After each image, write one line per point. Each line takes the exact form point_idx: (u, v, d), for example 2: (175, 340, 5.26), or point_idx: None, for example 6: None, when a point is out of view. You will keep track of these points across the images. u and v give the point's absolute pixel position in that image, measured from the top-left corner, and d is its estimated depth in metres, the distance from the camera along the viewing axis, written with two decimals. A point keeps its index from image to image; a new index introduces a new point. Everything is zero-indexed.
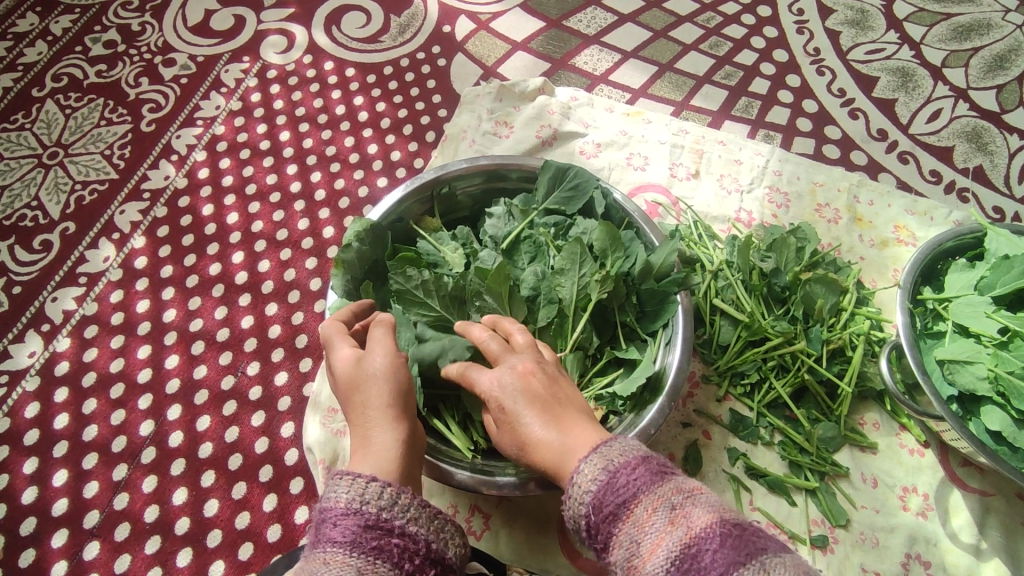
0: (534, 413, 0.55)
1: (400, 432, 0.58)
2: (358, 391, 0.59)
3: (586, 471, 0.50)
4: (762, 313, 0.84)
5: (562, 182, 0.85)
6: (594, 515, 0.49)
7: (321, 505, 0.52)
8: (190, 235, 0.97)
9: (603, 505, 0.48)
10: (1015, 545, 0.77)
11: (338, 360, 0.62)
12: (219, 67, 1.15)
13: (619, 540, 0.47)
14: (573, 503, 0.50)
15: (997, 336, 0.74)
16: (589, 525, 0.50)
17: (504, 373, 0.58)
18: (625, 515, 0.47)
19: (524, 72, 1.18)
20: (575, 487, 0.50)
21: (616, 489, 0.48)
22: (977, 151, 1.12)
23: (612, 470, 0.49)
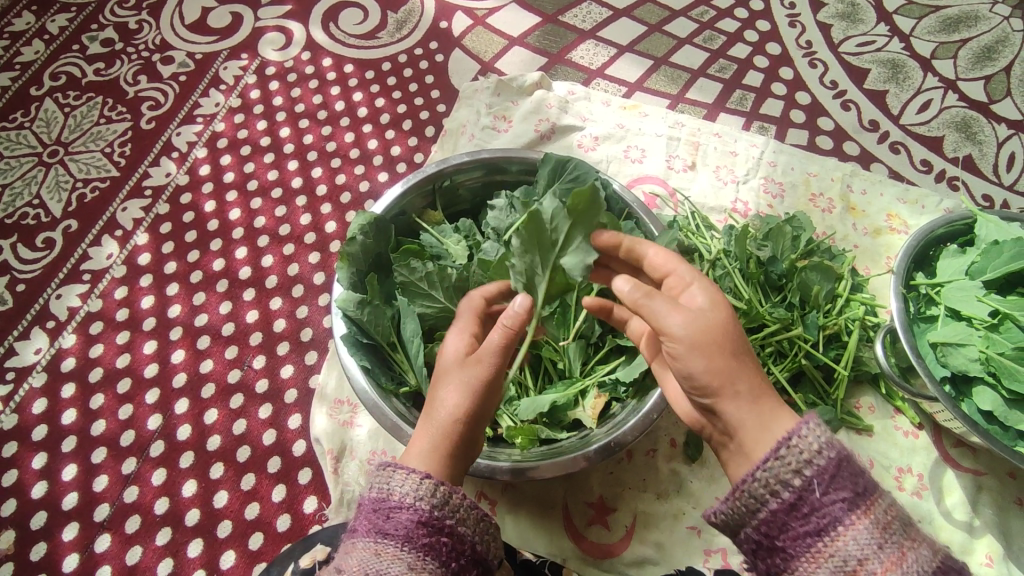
0: (715, 323, 0.58)
1: (460, 435, 0.61)
2: (435, 386, 0.63)
3: (806, 437, 0.55)
4: (760, 300, 0.86)
5: (563, 174, 0.86)
6: (816, 495, 0.54)
7: (374, 495, 0.57)
8: (193, 231, 0.97)
9: (831, 491, 0.54)
10: (1007, 521, 0.79)
11: (444, 347, 0.65)
12: (218, 64, 1.16)
13: (851, 533, 0.53)
14: (775, 467, 0.55)
15: (988, 319, 0.76)
16: (793, 502, 0.54)
17: (699, 290, 0.61)
18: (865, 509, 0.53)
19: (522, 67, 1.19)
20: (793, 450, 0.55)
21: (849, 477, 0.54)
22: (967, 140, 1.14)
23: (844, 456, 0.55)
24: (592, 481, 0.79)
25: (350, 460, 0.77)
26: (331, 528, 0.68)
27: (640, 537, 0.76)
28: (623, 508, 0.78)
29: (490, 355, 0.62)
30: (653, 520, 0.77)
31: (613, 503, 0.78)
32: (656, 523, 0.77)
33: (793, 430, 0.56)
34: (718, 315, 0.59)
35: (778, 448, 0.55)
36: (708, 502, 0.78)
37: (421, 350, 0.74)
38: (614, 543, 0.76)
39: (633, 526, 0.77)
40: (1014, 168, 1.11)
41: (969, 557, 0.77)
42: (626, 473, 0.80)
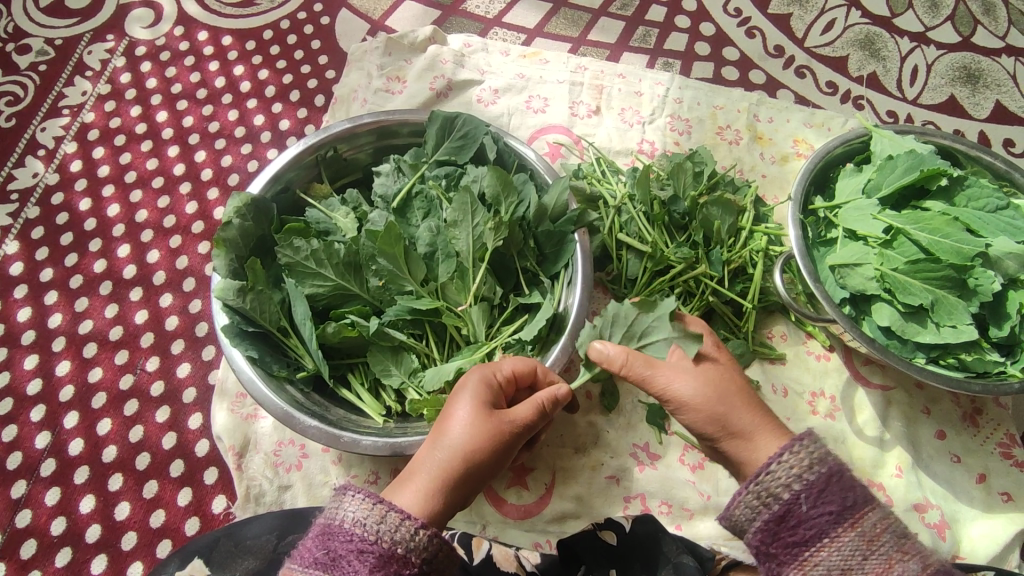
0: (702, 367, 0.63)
1: (448, 490, 0.56)
2: (443, 425, 0.59)
3: (797, 453, 0.55)
4: (665, 241, 0.84)
5: (451, 132, 0.82)
6: (805, 508, 0.54)
7: (355, 531, 0.50)
8: (69, 233, 0.92)
9: (819, 504, 0.53)
10: (915, 431, 0.81)
11: (465, 388, 0.60)
12: (81, 49, 1.06)
13: (840, 542, 0.53)
14: (767, 481, 0.55)
15: (882, 237, 0.76)
16: (782, 514, 0.54)
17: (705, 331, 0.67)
18: (850, 522, 0.53)
19: (414, 22, 1.13)
20: (784, 465, 0.55)
21: (838, 492, 0.54)
22: (871, 58, 1.13)
23: (835, 471, 0.54)
24: None
25: (254, 454, 0.75)
26: (209, 537, 0.61)
27: (560, 493, 0.76)
28: (542, 467, 0.77)
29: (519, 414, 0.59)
30: (572, 474, 0.77)
31: (532, 462, 0.78)
32: (575, 477, 0.77)
33: (784, 446, 0.56)
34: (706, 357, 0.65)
35: (765, 465, 0.55)
36: (625, 449, 0.78)
37: (314, 333, 0.70)
38: (534, 502, 0.76)
39: (553, 483, 0.76)
40: (917, 82, 1.11)
41: (880, 470, 0.79)
42: (545, 431, 0.79)
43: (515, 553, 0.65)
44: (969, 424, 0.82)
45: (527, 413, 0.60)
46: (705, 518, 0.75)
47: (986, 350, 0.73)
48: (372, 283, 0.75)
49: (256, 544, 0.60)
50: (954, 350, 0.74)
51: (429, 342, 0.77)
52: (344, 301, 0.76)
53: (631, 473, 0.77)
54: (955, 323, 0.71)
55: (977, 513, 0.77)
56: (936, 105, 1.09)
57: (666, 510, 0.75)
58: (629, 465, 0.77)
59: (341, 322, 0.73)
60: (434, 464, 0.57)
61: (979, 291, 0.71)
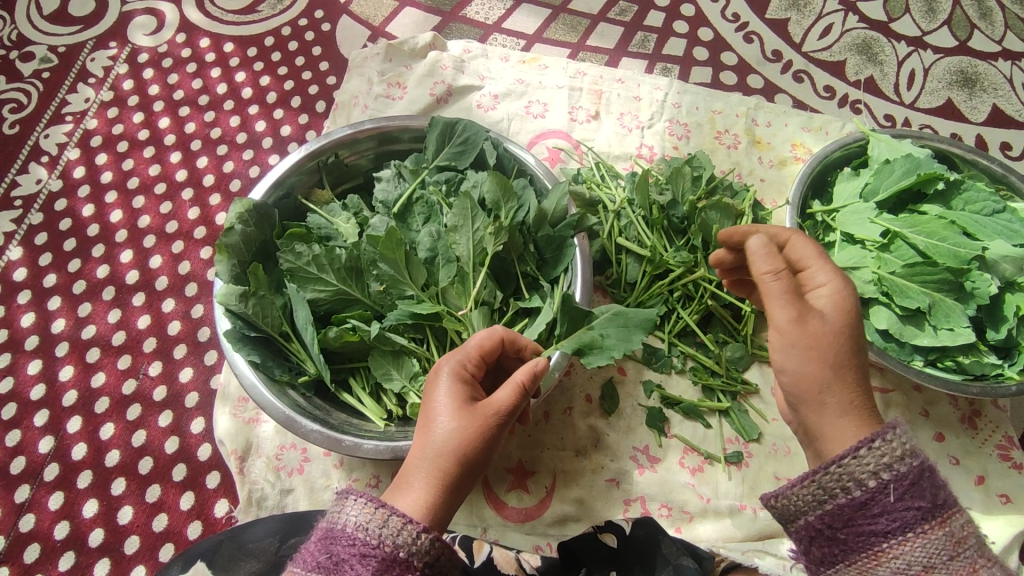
0: (803, 342, 0.58)
1: (444, 486, 0.56)
2: (428, 426, 0.58)
3: (891, 442, 0.53)
4: (664, 245, 0.84)
5: (451, 138, 0.83)
6: (891, 498, 0.51)
7: (357, 535, 0.50)
8: (72, 239, 0.92)
9: (907, 498, 0.51)
10: (914, 434, 0.82)
11: (438, 386, 0.60)
12: (84, 56, 1.07)
13: (924, 539, 0.50)
14: (850, 465, 0.53)
15: (879, 240, 0.76)
16: (864, 501, 0.52)
17: (830, 294, 0.59)
18: (937, 520, 0.51)
19: (414, 28, 1.14)
20: (873, 451, 0.53)
21: (929, 489, 0.52)
22: (868, 62, 1.14)
23: (925, 467, 0.52)
24: (510, 446, 0.78)
25: (256, 458, 0.75)
26: (210, 540, 0.62)
27: (561, 496, 0.76)
28: (542, 470, 0.78)
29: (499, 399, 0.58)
30: (572, 476, 0.77)
31: (532, 465, 0.78)
32: (575, 480, 0.77)
33: (874, 433, 0.54)
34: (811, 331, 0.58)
35: (855, 448, 0.53)
36: (625, 452, 0.79)
37: (315, 337, 0.71)
38: (534, 505, 0.76)
39: (553, 486, 0.77)
40: (914, 86, 1.11)
41: None
42: (545, 434, 0.80)
43: (515, 556, 0.65)
44: (967, 427, 0.82)
45: (507, 397, 0.58)
46: (704, 521, 0.75)
47: (984, 353, 0.73)
48: (373, 288, 0.75)
49: (258, 547, 0.61)
50: (952, 352, 0.74)
51: (430, 346, 0.78)
52: (345, 306, 0.76)
53: (631, 476, 0.77)
54: (953, 325, 0.71)
55: (977, 515, 0.77)
56: (934, 109, 1.10)
57: (666, 513, 0.76)
58: (630, 468, 0.78)
59: (342, 327, 0.74)
60: (424, 465, 0.56)
61: (975, 294, 0.72)
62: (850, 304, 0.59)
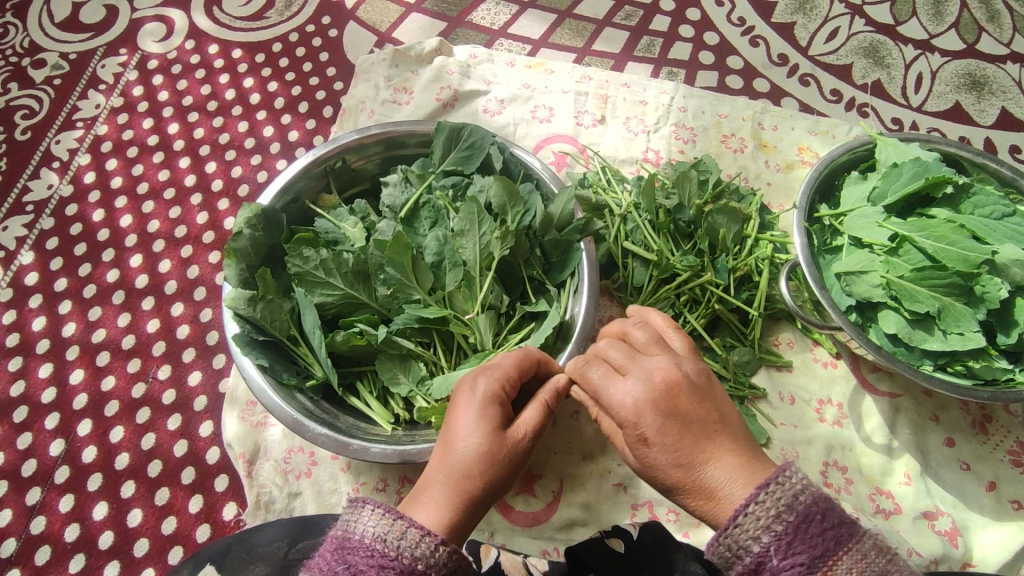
0: (673, 455, 0.53)
1: (465, 506, 0.55)
2: (452, 440, 0.57)
3: (764, 502, 0.49)
4: (671, 249, 0.84)
5: (457, 143, 0.83)
6: (777, 561, 0.48)
7: (375, 546, 0.50)
8: (82, 243, 0.93)
9: (791, 555, 0.48)
10: (924, 439, 0.81)
11: (469, 399, 0.58)
12: (95, 62, 1.08)
13: None
14: (734, 534, 0.50)
15: (888, 244, 0.76)
16: (754, 566, 0.49)
17: (644, 407, 0.53)
18: (823, 573, 0.48)
19: (421, 33, 1.14)
20: (750, 517, 0.49)
21: (810, 539, 0.48)
22: (875, 65, 1.13)
23: (806, 515, 0.49)
24: None
25: (264, 461, 0.76)
26: (220, 544, 0.62)
27: (568, 500, 0.76)
28: (549, 474, 0.78)
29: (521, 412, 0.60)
30: (579, 481, 0.77)
31: (539, 469, 0.78)
32: (582, 484, 0.77)
33: (750, 494, 0.50)
34: (671, 439, 0.53)
35: (732, 519, 0.50)
36: None
37: (323, 341, 0.71)
38: (541, 510, 0.76)
39: (560, 490, 0.77)
40: (922, 89, 1.11)
41: (888, 478, 0.79)
42: (552, 438, 0.79)
43: (523, 561, 0.66)
44: (978, 432, 0.81)
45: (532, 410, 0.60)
46: (712, 526, 0.75)
47: (994, 357, 0.73)
48: (380, 292, 0.76)
49: (265, 551, 0.61)
50: (962, 356, 0.74)
51: (437, 350, 0.78)
52: (353, 310, 0.77)
53: (638, 481, 0.77)
54: (963, 330, 0.71)
55: (987, 521, 0.76)
56: (941, 112, 1.09)
57: (674, 518, 0.75)
58: (637, 473, 0.77)
59: (350, 331, 0.74)
60: (449, 481, 0.55)
61: (986, 299, 0.72)
62: (669, 392, 0.54)
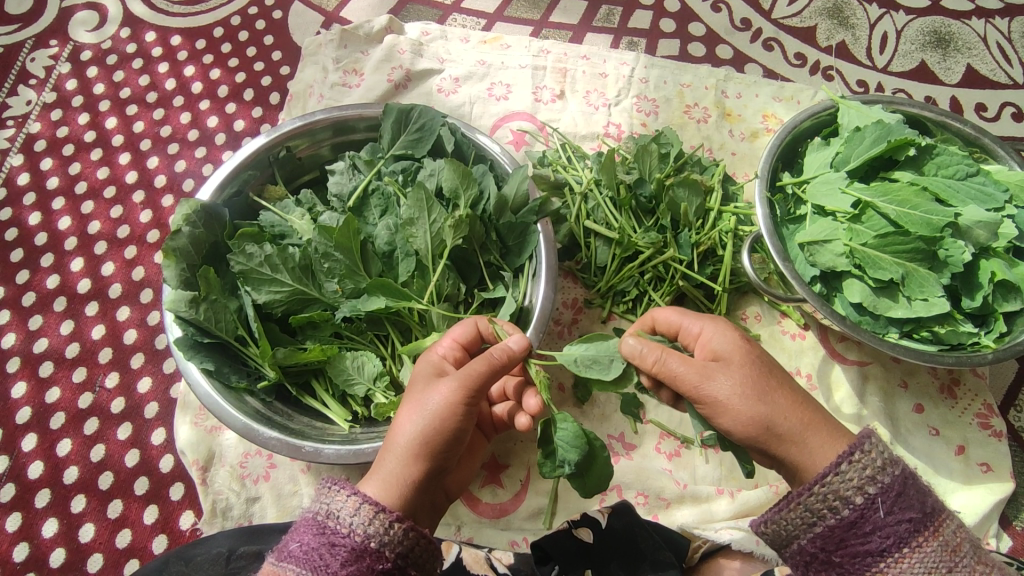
0: (748, 373, 0.55)
1: (417, 469, 0.55)
2: (410, 403, 0.57)
3: (870, 452, 0.52)
4: (633, 227, 0.81)
5: (407, 125, 0.79)
6: (881, 514, 0.51)
7: (330, 524, 0.51)
8: (19, 249, 0.89)
9: (896, 510, 0.51)
10: (893, 406, 0.80)
11: (421, 367, 0.59)
12: (23, 56, 1.02)
13: (923, 551, 0.50)
14: (835, 483, 0.51)
15: (850, 211, 0.74)
16: (853, 520, 0.51)
17: (721, 336, 0.58)
18: (931, 531, 0.51)
19: (370, 11, 1.09)
20: (856, 465, 0.51)
21: (916, 496, 0.51)
22: (840, 27, 1.10)
23: (908, 473, 0.52)
24: None
25: (219, 467, 0.73)
26: (154, 563, 0.61)
27: (535, 488, 0.75)
28: (515, 463, 0.76)
29: (473, 383, 0.55)
30: None
31: (505, 459, 0.76)
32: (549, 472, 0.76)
33: (852, 444, 0.52)
34: (747, 363, 0.56)
35: (838, 462, 0.52)
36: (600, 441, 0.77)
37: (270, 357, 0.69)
38: (507, 501, 0.74)
39: (527, 479, 0.75)
40: (887, 49, 1.09)
41: None
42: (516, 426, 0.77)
43: (485, 555, 0.65)
44: (947, 396, 0.81)
45: (483, 375, 0.55)
46: (682, 507, 0.74)
47: (960, 322, 0.72)
48: (330, 286, 0.72)
49: (208, 557, 0.61)
50: (927, 323, 0.73)
51: (393, 342, 0.75)
52: (304, 307, 0.73)
53: None
54: (927, 296, 0.70)
55: (957, 485, 0.76)
56: (907, 72, 1.07)
57: (643, 501, 0.74)
58: None
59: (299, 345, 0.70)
60: (402, 443, 0.55)
61: (949, 262, 0.70)
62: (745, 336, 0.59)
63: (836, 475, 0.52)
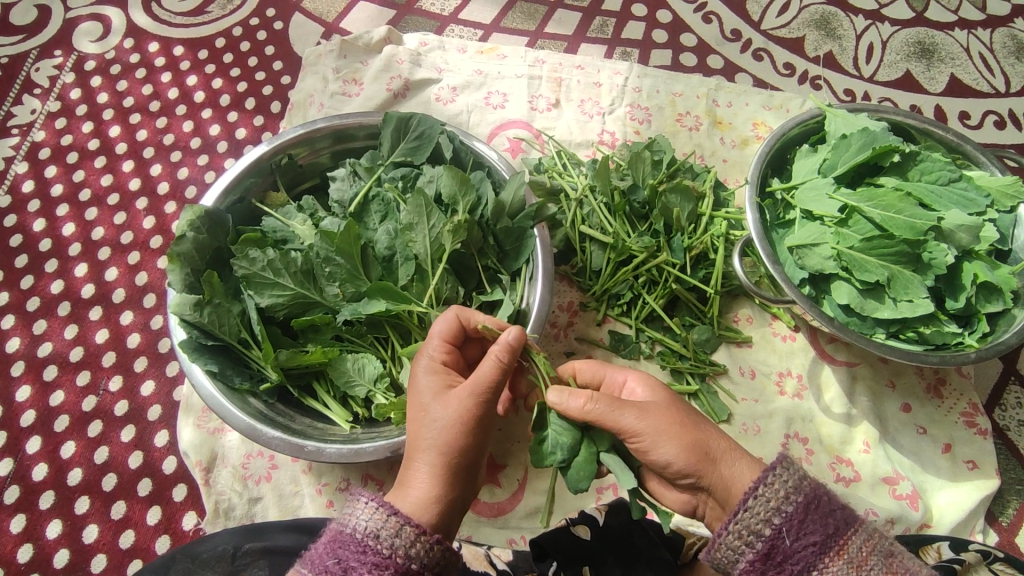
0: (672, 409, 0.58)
1: (448, 480, 0.56)
2: (424, 415, 0.57)
3: (773, 484, 0.53)
4: (627, 231, 0.83)
5: (406, 133, 0.81)
6: (788, 542, 0.52)
7: (370, 542, 0.51)
8: (24, 255, 0.90)
9: (802, 536, 0.52)
10: (881, 405, 0.82)
11: (420, 377, 0.60)
12: (28, 66, 1.04)
13: (831, 573, 0.51)
14: (745, 519, 0.53)
15: (837, 216, 0.76)
16: (765, 552, 0.52)
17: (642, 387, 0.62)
18: (836, 551, 0.52)
19: (369, 23, 1.11)
20: (760, 499, 0.53)
21: (820, 519, 0.52)
22: (827, 37, 1.14)
23: (813, 497, 0.53)
24: None
25: (221, 468, 0.75)
26: (161, 557, 0.63)
27: (533, 488, 0.76)
28: (513, 463, 0.78)
29: (485, 387, 0.57)
30: (544, 468, 0.77)
31: (503, 459, 0.78)
32: (546, 472, 0.77)
33: (758, 478, 0.54)
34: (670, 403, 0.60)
35: (744, 500, 0.53)
36: None
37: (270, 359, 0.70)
38: (506, 500, 0.76)
39: (525, 478, 0.77)
40: (873, 59, 1.12)
41: (848, 446, 0.80)
42: (513, 426, 0.79)
43: (485, 551, 0.68)
44: (933, 396, 0.83)
45: (494, 377, 0.57)
46: None
47: (944, 322, 0.74)
48: (331, 290, 0.74)
49: (215, 555, 0.63)
50: (912, 324, 0.75)
51: (393, 344, 0.77)
52: (306, 310, 0.74)
53: None
54: (912, 297, 0.72)
55: (944, 483, 0.78)
56: (893, 81, 1.10)
57: None
58: None
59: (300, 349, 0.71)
60: (428, 458, 0.56)
61: (933, 265, 0.72)
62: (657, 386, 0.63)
63: (744, 515, 0.53)
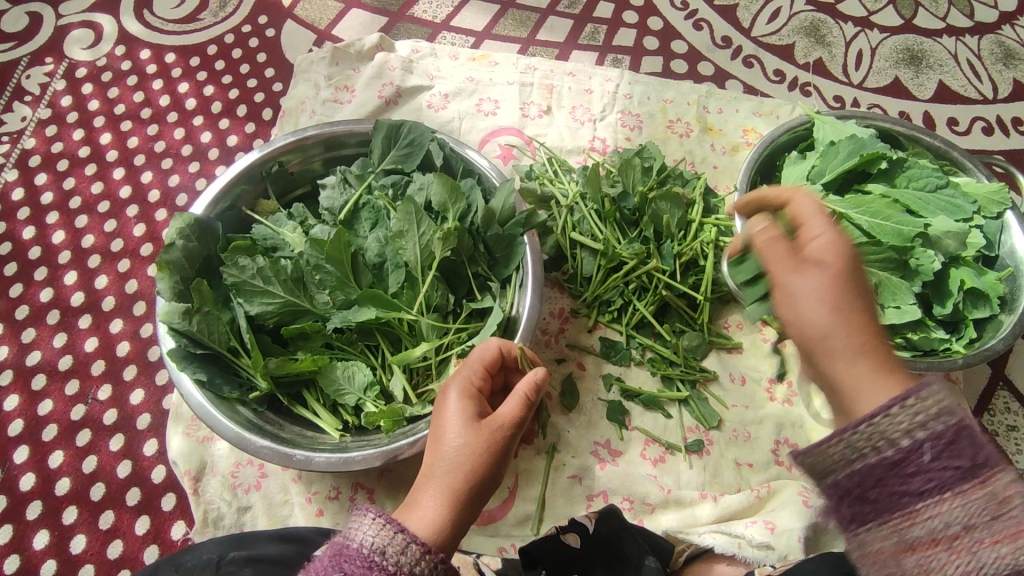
0: (833, 284, 0.52)
1: (460, 505, 0.54)
2: (448, 435, 0.56)
3: (925, 399, 0.46)
4: (617, 238, 0.84)
5: (396, 140, 0.81)
6: (927, 459, 0.45)
7: (376, 558, 0.49)
8: (14, 263, 0.90)
9: (946, 457, 0.45)
10: None
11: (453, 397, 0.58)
12: (19, 73, 1.04)
13: (962, 502, 0.45)
14: (880, 424, 0.46)
15: (826, 222, 0.76)
16: (896, 461, 0.46)
17: (824, 247, 0.54)
18: (981, 481, 0.45)
19: (361, 30, 1.12)
20: (906, 409, 0.46)
21: (970, 445, 0.45)
22: (817, 44, 1.14)
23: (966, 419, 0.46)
24: None
25: (211, 477, 0.74)
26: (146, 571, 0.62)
27: (523, 495, 0.77)
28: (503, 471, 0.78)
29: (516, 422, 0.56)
30: (534, 476, 0.78)
31: None
32: (537, 479, 0.78)
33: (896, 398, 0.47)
34: (836, 281, 0.52)
35: (872, 415, 0.47)
36: (586, 448, 0.80)
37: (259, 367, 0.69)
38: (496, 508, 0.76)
39: (515, 486, 0.77)
40: (863, 66, 1.12)
41: None
42: None
43: (474, 559, 0.68)
44: None
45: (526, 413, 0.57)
46: (666, 512, 0.76)
47: (932, 328, 0.75)
48: (321, 297, 0.73)
49: (199, 563, 0.62)
50: (901, 329, 0.75)
51: (383, 352, 0.77)
52: (296, 318, 0.74)
53: (593, 472, 0.78)
54: (899, 303, 0.72)
55: None
56: (882, 88, 1.11)
57: (629, 506, 0.76)
58: (591, 463, 0.79)
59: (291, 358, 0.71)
60: (446, 477, 0.54)
61: (920, 271, 0.73)
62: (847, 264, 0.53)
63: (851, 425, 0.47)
